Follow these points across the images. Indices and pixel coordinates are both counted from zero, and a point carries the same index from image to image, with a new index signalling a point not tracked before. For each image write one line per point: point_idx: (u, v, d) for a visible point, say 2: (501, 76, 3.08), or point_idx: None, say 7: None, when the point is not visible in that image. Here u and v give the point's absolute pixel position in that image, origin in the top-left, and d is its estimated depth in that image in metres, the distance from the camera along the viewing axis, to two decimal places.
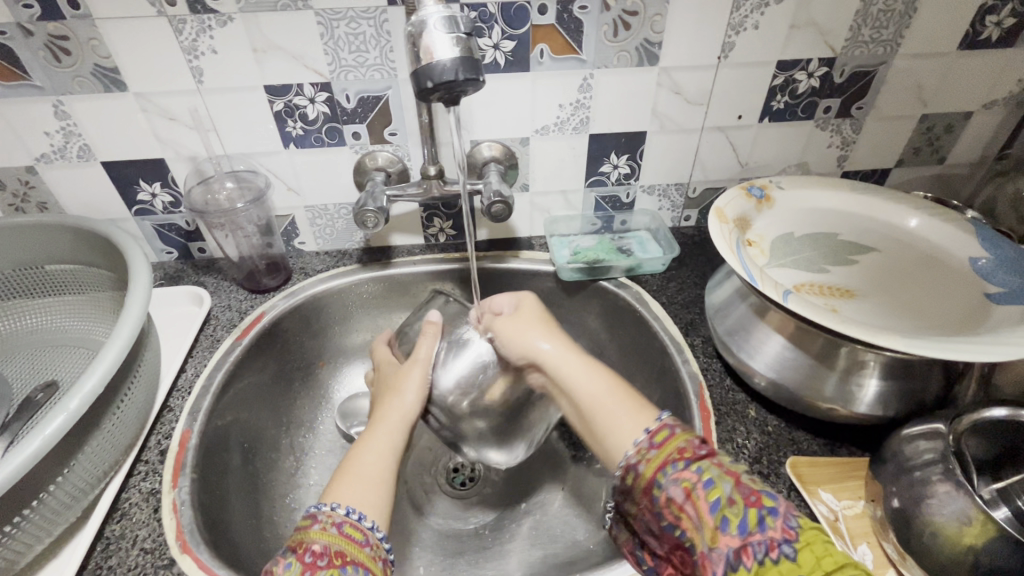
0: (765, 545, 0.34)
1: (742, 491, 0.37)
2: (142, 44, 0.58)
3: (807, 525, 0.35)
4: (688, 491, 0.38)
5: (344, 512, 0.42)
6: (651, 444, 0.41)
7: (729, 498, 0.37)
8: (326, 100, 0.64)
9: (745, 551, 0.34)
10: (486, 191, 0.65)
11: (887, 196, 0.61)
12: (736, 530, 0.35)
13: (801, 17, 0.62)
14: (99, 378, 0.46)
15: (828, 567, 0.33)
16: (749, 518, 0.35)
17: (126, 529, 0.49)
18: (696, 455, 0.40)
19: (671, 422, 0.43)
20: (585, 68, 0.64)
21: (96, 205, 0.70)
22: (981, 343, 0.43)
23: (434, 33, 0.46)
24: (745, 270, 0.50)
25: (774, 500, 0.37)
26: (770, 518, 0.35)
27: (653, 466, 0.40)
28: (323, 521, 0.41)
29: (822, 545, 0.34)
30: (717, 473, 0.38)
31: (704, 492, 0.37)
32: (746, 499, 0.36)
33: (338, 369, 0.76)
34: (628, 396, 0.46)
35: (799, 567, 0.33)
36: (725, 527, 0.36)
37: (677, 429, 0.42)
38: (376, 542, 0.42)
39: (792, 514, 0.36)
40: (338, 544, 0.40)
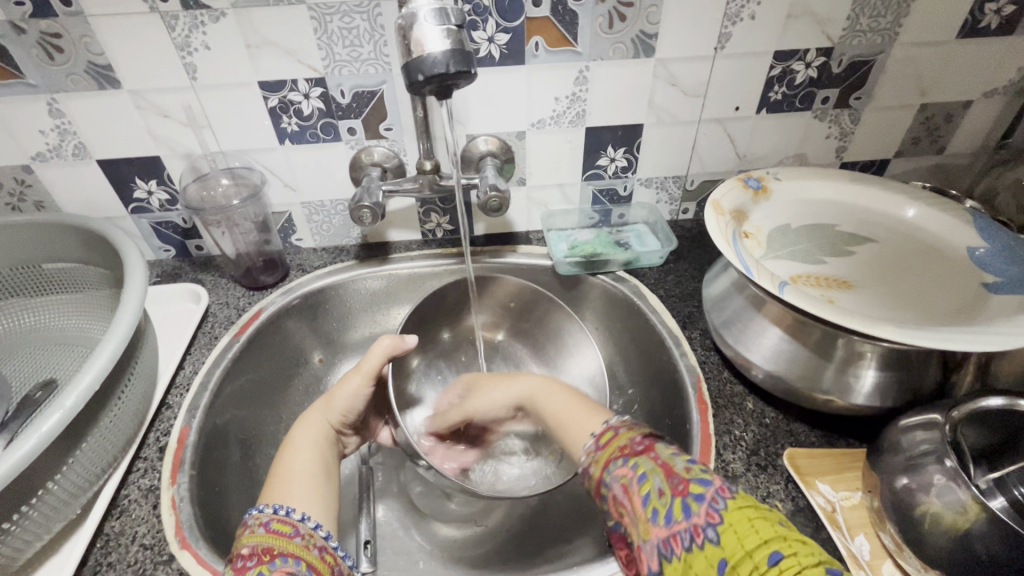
0: (691, 532, 0.35)
1: (670, 483, 0.38)
2: (135, 41, 0.58)
3: (734, 507, 0.35)
4: (625, 487, 0.40)
5: (270, 511, 0.43)
6: (597, 446, 0.45)
7: (658, 490, 0.38)
8: (321, 96, 0.64)
9: (672, 540, 0.36)
10: (482, 185, 0.64)
11: (883, 186, 0.61)
12: (664, 520, 0.37)
13: (798, 7, 0.62)
14: (94, 376, 0.46)
15: (750, 547, 0.33)
16: (675, 507, 0.37)
17: (125, 525, 0.49)
18: (633, 451, 0.42)
19: (617, 424, 0.45)
20: (581, 60, 0.64)
21: (92, 203, 0.70)
22: (976, 333, 0.43)
23: (425, 25, 0.46)
24: (741, 262, 0.49)
25: (706, 485, 0.37)
26: (694, 504, 0.36)
27: (600, 466, 0.43)
28: (251, 524, 0.41)
29: (747, 524, 0.34)
30: (650, 467, 0.40)
31: (637, 487, 0.39)
32: (674, 489, 0.37)
33: (336, 366, 0.76)
34: (586, 405, 0.52)
35: (720, 550, 0.33)
36: (655, 519, 0.37)
37: (621, 430, 0.45)
38: (308, 531, 0.42)
39: (720, 497, 0.36)
40: (266, 541, 0.40)
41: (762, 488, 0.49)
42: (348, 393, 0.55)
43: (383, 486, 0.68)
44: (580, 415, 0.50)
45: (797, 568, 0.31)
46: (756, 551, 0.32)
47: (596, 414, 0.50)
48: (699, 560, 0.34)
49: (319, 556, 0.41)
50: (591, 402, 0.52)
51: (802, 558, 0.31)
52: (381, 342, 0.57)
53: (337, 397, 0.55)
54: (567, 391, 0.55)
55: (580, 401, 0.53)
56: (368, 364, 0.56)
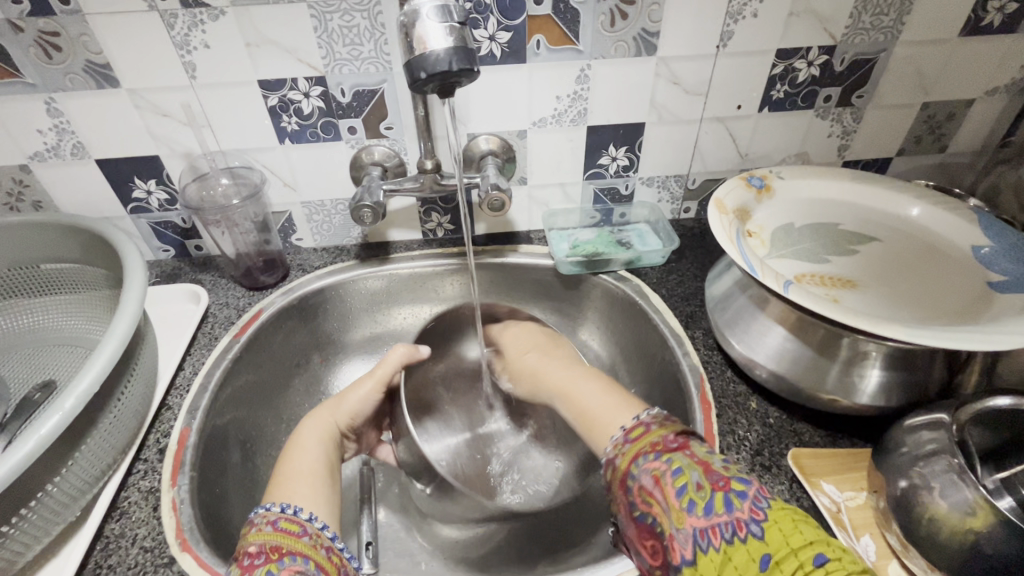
0: (731, 526, 0.35)
1: (710, 478, 0.38)
2: (134, 40, 0.57)
3: (776, 506, 0.36)
4: (657, 479, 0.40)
5: (278, 510, 0.42)
6: (626, 439, 0.45)
7: (697, 484, 0.38)
8: (321, 95, 0.64)
9: (711, 531, 0.36)
10: (484, 184, 0.64)
11: (886, 184, 0.61)
12: (702, 511, 0.37)
13: (800, 5, 0.62)
14: (95, 377, 0.45)
15: (796, 545, 0.33)
16: (716, 501, 0.37)
17: (126, 527, 0.48)
18: (667, 447, 0.42)
19: (647, 420, 0.46)
20: (583, 59, 0.64)
21: (91, 203, 0.70)
22: (982, 332, 0.43)
23: (426, 22, 0.45)
24: (745, 261, 0.49)
25: (746, 485, 0.38)
26: (737, 500, 0.36)
27: (627, 459, 0.43)
28: (259, 523, 0.41)
29: (791, 524, 0.34)
30: (686, 463, 0.40)
31: (671, 480, 0.39)
32: (714, 484, 0.38)
33: (336, 366, 0.76)
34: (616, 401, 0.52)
35: (765, 546, 0.34)
36: (692, 509, 0.37)
37: (652, 426, 0.45)
38: (315, 531, 0.42)
39: (762, 497, 0.37)
40: (273, 539, 0.40)
41: (767, 488, 0.48)
42: (359, 396, 0.57)
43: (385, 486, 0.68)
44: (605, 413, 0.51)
45: (845, 571, 0.31)
46: (801, 548, 0.33)
47: (624, 411, 0.50)
48: (742, 554, 0.34)
49: (326, 555, 0.40)
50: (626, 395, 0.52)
51: (847, 563, 0.32)
52: (398, 350, 0.59)
53: (348, 400, 0.57)
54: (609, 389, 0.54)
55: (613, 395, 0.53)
56: (380, 370, 0.58)
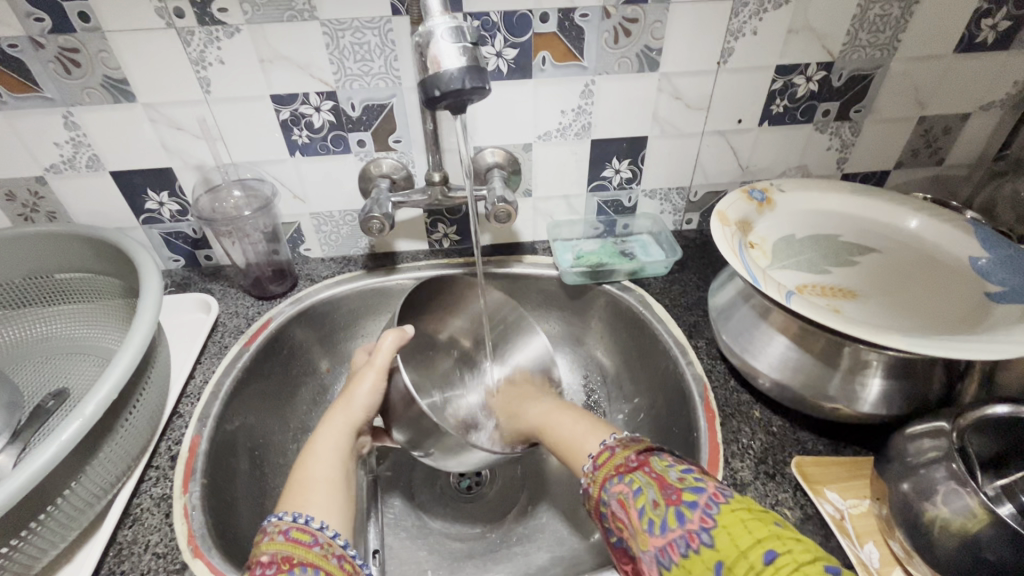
0: (686, 539, 0.35)
1: (664, 493, 0.38)
2: (151, 56, 0.59)
3: (727, 509, 0.36)
4: (621, 502, 0.40)
5: (289, 519, 0.42)
6: (595, 466, 0.44)
7: (653, 502, 0.38)
8: (331, 109, 0.65)
9: (669, 548, 0.36)
10: (490, 196, 0.65)
11: (885, 197, 0.62)
12: (660, 530, 0.37)
13: (799, 22, 0.63)
14: (112, 385, 0.46)
15: (745, 545, 0.33)
16: (670, 517, 0.37)
17: (138, 534, 0.49)
18: (628, 467, 0.42)
19: (613, 441, 0.46)
20: (587, 74, 0.65)
21: (104, 214, 0.71)
22: (981, 342, 0.44)
23: (441, 42, 0.47)
24: (748, 272, 0.50)
25: (700, 492, 0.38)
26: (688, 511, 0.36)
27: (596, 485, 0.43)
28: (272, 531, 0.41)
29: (741, 525, 0.34)
30: (645, 481, 0.40)
31: (632, 501, 0.39)
32: (668, 499, 0.38)
33: (343, 375, 0.77)
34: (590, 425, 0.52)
35: (718, 554, 0.34)
36: (651, 530, 0.37)
37: (616, 450, 0.45)
38: (327, 541, 0.41)
39: (713, 503, 0.36)
40: (284, 549, 0.40)
41: (771, 496, 0.49)
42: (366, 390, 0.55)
43: (391, 495, 0.68)
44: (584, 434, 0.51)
45: (793, 566, 0.31)
46: (750, 549, 0.33)
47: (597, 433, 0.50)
48: (699, 566, 0.34)
49: (338, 564, 0.40)
50: (596, 421, 0.53)
51: (797, 556, 0.32)
52: (388, 335, 0.58)
53: (356, 397, 0.55)
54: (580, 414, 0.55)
55: (588, 422, 0.53)
56: (379, 359, 0.57)
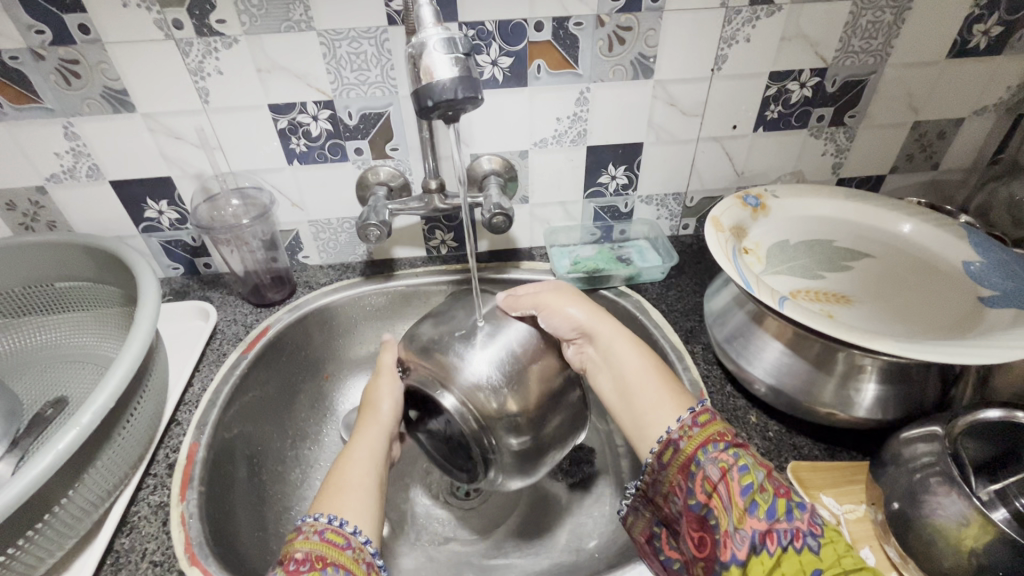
0: (790, 534, 0.38)
1: (773, 482, 0.41)
2: (150, 67, 0.60)
3: (830, 526, 0.39)
4: (724, 472, 0.41)
5: (327, 520, 0.43)
6: (695, 423, 0.45)
7: (761, 485, 0.40)
8: (328, 117, 0.66)
9: (770, 535, 0.38)
10: (487, 204, 0.66)
11: (877, 202, 0.62)
12: (764, 515, 0.39)
13: (791, 30, 0.64)
14: (109, 394, 0.47)
15: (848, 565, 0.36)
16: (778, 506, 0.39)
17: (135, 542, 0.49)
18: (734, 442, 0.44)
19: (712, 408, 0.47)
20: (582, 82, 0.66)
21: (104, 223, 0.72)
22: (973, 346, 0.44)
23: (434, 53, 0.47)
24: (742, 277, 0.50)
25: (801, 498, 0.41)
26: (798, 511, 0.39)
27: (694, 442, 0.44)
28: (306, 531, 0.42)
29: (843, 546, 0.38)
30: (752, 463, 0.42)
31: (738, 476, 0.41)
32: (776, 490, 0.40)
33: (342, 382, 0.77)
34: (667, 385, 0.50)
35: (819, 560, 0.37)
36: (754, 511, 0.39)
37: (717, 417, 0.46)
38: (359, 545, 0.42)
39: (817, 513, 0.40)
40: (319, 550, 0.40)
41: None
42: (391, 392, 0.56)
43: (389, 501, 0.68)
44: (662, 395, 0.49)
45: None
46: (854, 570, 0.36)
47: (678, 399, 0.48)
48: (796, 560, 0.37)
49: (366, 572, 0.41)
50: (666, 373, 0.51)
51: None
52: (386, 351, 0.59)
53: (381, 403, 0.55)
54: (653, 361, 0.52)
55: (659, 374, 0.51)
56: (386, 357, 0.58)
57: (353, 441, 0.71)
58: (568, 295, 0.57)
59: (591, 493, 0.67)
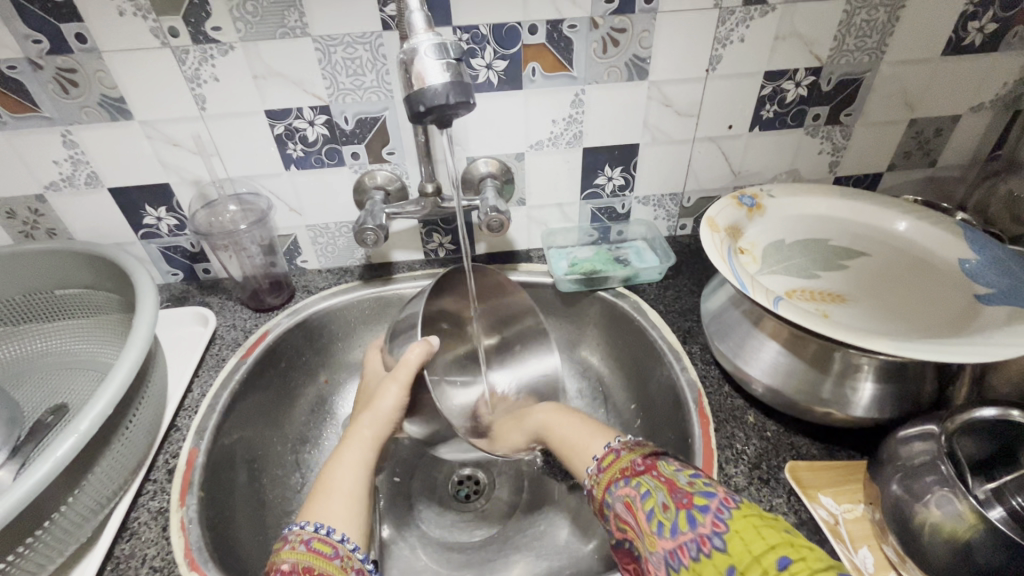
0: (696, 542, 0.34)
1: (674, 496, 0.37)
2: (147, 75, 0.60)
3: (738, 514, 0.34)
4: (629, 506, 0.40)
5: (311, 528, 0.42)
6: (600, 468, 0.45)
7: (663, 504, 0.37)
8: (325, 123, 0.66)
9: (680, 551, 0.35)
10: (483, 206, 0.66)
11: (873, 200, 0.62)
12: (669, 533, 0.36)
13: (785, 30, 0.64)
14: (108, 401, 0.47)
15: (758, 551, 0.32)
16: (680, 520, 0.36)
17: (135, 548, 0.49)
18: (635, 471, 0.42)
19: (618, 445, 0.46)
20: (577, 84, 0.66)
21: (103, 230, 0.72)
22: (968, 344, 0.44)
23: (425, 59, 0.47)
24: (736, 278, 0.51)
25: (710, 496, 0.36)
26: (699, 514, 0.35)
27: (602, 487, 0.44)
28: (292, 540, 0.42)
29: (753, 531, 0.33)
30: (654, 485, 0.39)
31: (641, 504, 0.39)
32: (679, 503, 0.37)
33: (341, 386, 0.77)
34: (596, 429, 0.51)
35: (728, 557, 0.32)
36: (661, 532, 0.36)
37: (623, 452, 0.45)
38: (347, 553, 0.42)
39: (724, 506, 0.35)
40: (306, 560, 0.40)
41: (765, 501, 0.49)
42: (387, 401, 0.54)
43: (389, 503, 0.68)
44: (585, 437, 0.50)
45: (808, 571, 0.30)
46: (763, 554, 0.31)
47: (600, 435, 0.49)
48: (707, 569, 0.33)
49: None
50: (601, 424, 0.52)
51: (812, 562, 0.30)
52: (414, 348, 0.55)
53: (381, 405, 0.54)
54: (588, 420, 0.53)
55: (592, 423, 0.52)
56: (402, 372, 0.55)
57: None
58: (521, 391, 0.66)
59: None
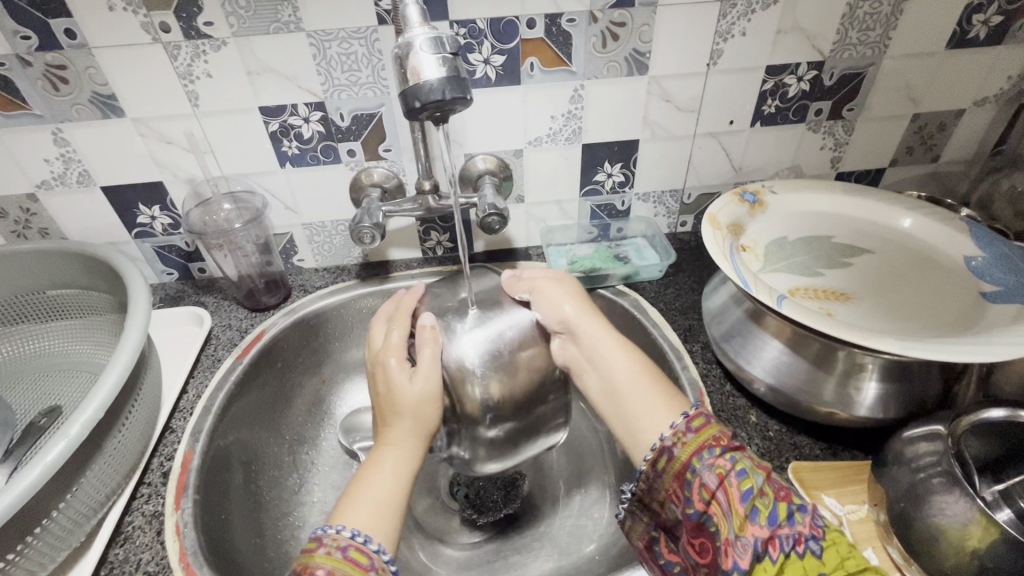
0: (793, 538, 0.37)
1: (772, 485, 0.40)
2: (136, 71, 0.59)
3: (834, 527, 0.38)
4: (721, 478, 0.41)
5: (349, 535, 0.41)
6: (688, 428, 0.44)
7: (760, 489, 0.40)
8: (320, 119, 0.65)
9: (772, 541, 0.37)
10: (481, 204, 0.65)
11: (876, 197, 0.62)
12: (765, 521, 0.38)
13: (788, 23, 0.63)
14: (98, 404, 0.46)
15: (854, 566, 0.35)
16: (779, 510, 0.39)
17: (130, 552, 0.49)
18: (730, 443, 0.43)
19: (705, 410, 0.46)
20: (576, 79, 0.65)
21: (97, 229, 0.71)
22: (976, 344, 0.43)
23: (420, 54, 0.46)
24: (739, 276, 0.50)
25: (802, 498, 0.40)
26: (799, 513, 0.38)
27: (687, 449, 0.43)
28: (328, 544, 0.40)
29: (847, 547, 0.37)
30: (749, 465, 0.41)
31: (737, 480, 0.40)
32: (776, 494, 0.39)
33: (339, 386, 0.76)
34: (659, 387, 0.49)
35: (824, 565, 0.36)
36: (755, 517, 0.38)
37: (711, 419, 0.45)
38: (382, 564, 0.40)
39: (820, 514, 0.39)
40: (341, 568, 0.38)
41: None
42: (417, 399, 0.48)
43: None
44: (645, 395, 0.48)
45: None
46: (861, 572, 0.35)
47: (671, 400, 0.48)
48: (800, 568, 0.36)
49: None
50: (654, 377, 0.50)
51: None
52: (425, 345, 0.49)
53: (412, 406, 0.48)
54: (634, 359, 0.51)
55: (648, 376, 0.50)
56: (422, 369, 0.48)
57: (351, 445, 0.70)
58: (562, 289, 0.55)
59: (592, 493, 0.66)
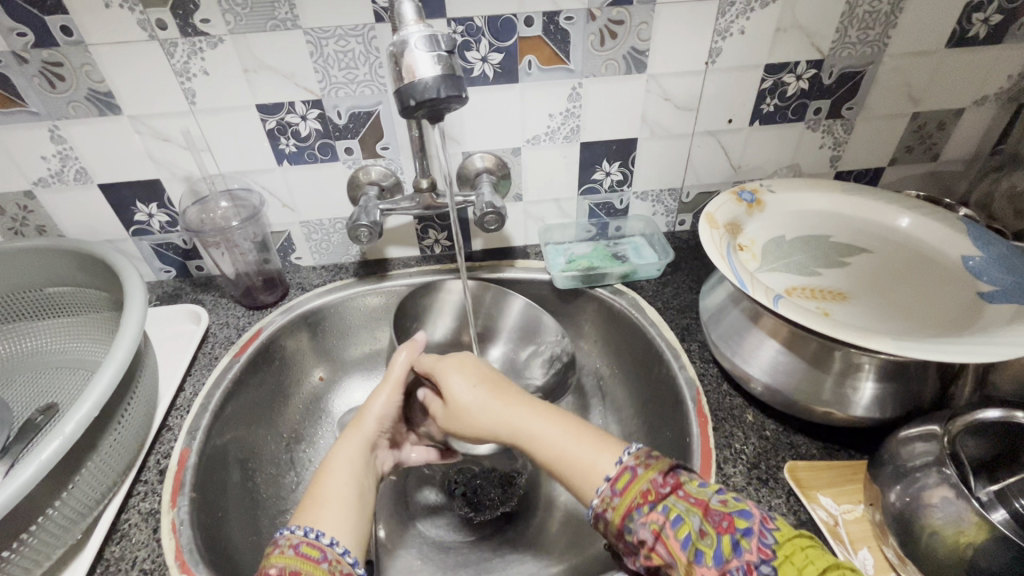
0: (743, 569, 0.35)
1: (711, 520, 0.38)
2: (132, 68, 0.59)
3: (784, 540, 0.36)
4: (657, 533, 0.39)
5: (301, 532, 0.42)
6: (614, 491, 0.41)
7: (699, 531, 0.38)
8: (318, 117, 0.65)
9: None
10: (478, 203, 0.64)
11: (875, 196, 0.62)
12: (711, 561, 0.36)
13: (787, 21, 0.63)
14: (94, 402, 0.46)
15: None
16: (723, 546, 0.36)
17: (126, 550, 0.49)
18: (659, 494, 0.40)
19: (630, 461, 0.43)
20: (574, 77, 0.65)
21: (94, 227, 0.71)
22: (972, 344, 0.43)
23: (416, 51, 0.46)
24: (736, 276, 0.50)
25: (748, 519, 0.38)
26: (744, 540, 0.36)
27: (619, 512, 0.41)
28: (282, 545, 0.41)
29: (802, 554, 0.35)
30: (684, 508, 0.39)
31: (673, 531, 0.38)
32: (717, 527, 0.37)
33: (336, 383, 0.76)
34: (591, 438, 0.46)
35: None
36: (702, 560, 0.36)
37: (638, 470, 0.42)
38: (335, 557, 0.41)
39: (766, 531, 0.37)
40: (293, 564, 0.40)
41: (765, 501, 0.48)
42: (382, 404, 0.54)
43: (385, 501, 0.68)
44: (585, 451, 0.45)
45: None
46: None
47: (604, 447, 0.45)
48: None
49: None
50: (585, 430, 0.47)
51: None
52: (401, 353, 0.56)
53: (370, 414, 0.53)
54: (564, 419, 0.48)
55: (575, 432, 0.47)
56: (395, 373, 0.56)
57: None
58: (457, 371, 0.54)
59: None
